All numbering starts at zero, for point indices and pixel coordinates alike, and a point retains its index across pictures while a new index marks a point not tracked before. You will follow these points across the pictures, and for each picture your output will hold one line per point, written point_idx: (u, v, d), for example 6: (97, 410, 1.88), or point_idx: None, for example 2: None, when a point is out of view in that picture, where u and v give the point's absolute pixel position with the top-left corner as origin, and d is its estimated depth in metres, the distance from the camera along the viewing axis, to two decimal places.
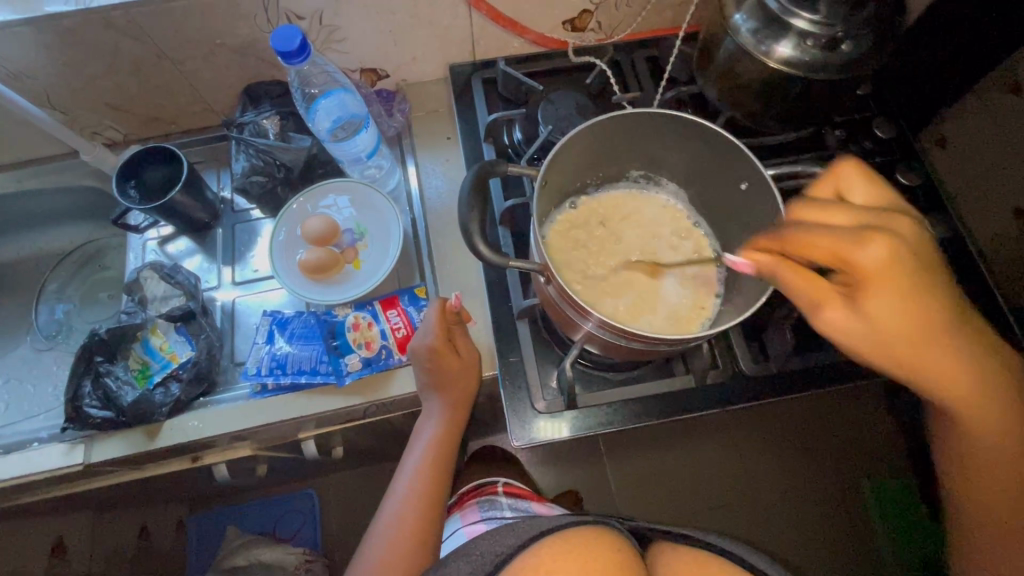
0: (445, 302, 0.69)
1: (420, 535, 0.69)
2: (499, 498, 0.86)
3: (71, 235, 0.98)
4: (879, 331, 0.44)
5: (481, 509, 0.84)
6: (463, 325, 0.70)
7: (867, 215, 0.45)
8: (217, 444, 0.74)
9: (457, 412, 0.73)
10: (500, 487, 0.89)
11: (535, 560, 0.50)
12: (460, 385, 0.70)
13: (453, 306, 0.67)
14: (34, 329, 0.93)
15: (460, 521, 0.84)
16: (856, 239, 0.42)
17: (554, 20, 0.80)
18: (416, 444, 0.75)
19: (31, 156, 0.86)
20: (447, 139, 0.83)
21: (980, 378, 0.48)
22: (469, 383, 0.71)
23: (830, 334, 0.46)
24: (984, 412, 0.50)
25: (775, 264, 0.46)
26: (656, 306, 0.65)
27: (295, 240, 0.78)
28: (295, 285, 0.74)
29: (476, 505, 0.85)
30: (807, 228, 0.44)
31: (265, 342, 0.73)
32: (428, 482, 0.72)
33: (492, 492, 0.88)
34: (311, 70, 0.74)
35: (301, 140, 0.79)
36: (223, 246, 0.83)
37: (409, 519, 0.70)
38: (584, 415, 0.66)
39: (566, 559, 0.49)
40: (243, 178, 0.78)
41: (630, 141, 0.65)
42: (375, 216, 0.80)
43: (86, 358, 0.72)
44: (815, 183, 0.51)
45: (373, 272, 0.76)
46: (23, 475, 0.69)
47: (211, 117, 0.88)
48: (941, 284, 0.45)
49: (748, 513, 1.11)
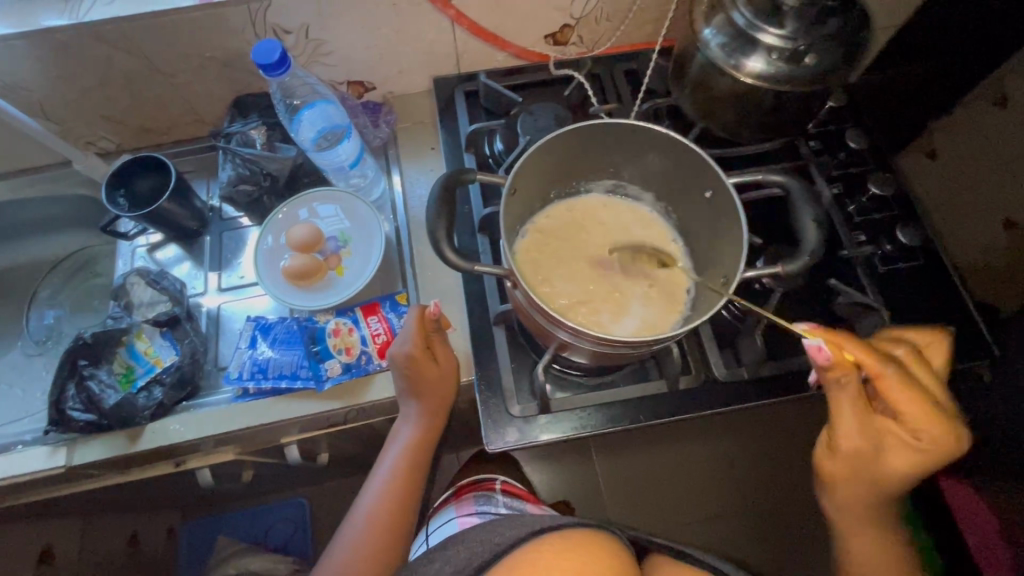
0: (424, 310, 0.69)
1: (388, 543, 0.71)
2: (496, 495, 0.87)
3: (64, 244, 1.00)
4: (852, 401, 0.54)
5: (476, 503, 0.85)
6: (441, 332, 0.70)
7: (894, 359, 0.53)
8: (200, 447, 0.75)
9: (435, 418, 0.73)
10: (497, 485, 0.89)
11: (532, 556, 0.53)
12: (438, 394, 0.71)
13: (432, 314, 0.68)
14: (25, 335, 0.95)
15: (454, 512, 0.86)
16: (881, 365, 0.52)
17: (536, 34, 0.83)
18: (393, 445, 0.75)
19: (26, 166, 0.88)
20: (432, 149, 0.86)
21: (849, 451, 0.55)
22: (447, 391, 0.72)
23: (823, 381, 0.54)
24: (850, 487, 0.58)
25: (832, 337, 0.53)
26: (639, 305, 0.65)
27: (280, 248, 0.79)
28: (278, 292, 0.76)
29: (473, 499, 0.87)
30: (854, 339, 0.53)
31: (248, 348, 0.74)
32: (399, 489, 0.73)
33: (489, 488, 0.89)
34: (293, 82, 0.76)
35: (287, 149, 0.81)
36: (210, 253, 0.85)
37: (377, 526, 0.71)
38: (559, 420, 0.66)
39: (561, 558, 0.52)
40: (231, 187, 0.80)
41: (599, 155, 0.67)
42: (359, 224, 0.81)
43: (70, 362, 0.72)
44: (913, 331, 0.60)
45: (354, 280, 0.78)
46: (7, 478, 0.69)
47: (201, 128, 0.90)
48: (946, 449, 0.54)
49: (731, 521, 1.14)
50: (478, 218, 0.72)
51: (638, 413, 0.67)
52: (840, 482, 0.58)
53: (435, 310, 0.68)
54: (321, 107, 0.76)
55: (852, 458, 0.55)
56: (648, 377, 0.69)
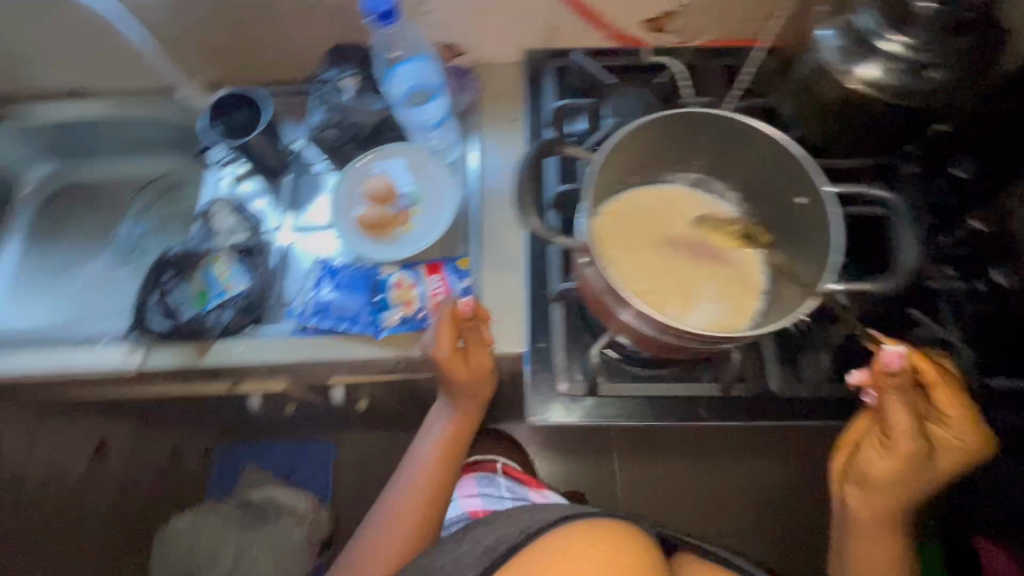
0: (456, 308, 0.67)
1: (419, 519, 0.78)
2: (496, 477, 1.01)
3: (155, 166, 1.07)
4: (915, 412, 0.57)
5: (479, 485, 0.98)
6: (479, 324, 0.68)
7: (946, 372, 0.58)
8: (256, 373, 0.80)
9: (468, 405, 0.78)
10: (498, 468, 1.03)
11: (558, 547, 0.68)
12: (472, 385, 0.74)
13: (465, 312, 0.66)
14: (113, 244, 1.03)
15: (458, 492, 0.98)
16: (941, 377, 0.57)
17: (634, 18, 0.81)
18: (429, 431, 0.81)
19: (136, 87, 0.95)
20: (512, 121, 0.86)
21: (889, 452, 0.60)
22: (482, 381, 0.74)
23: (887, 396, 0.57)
24: (887, 486, 0.61)
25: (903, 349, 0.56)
26: (707, 302, 0.64)
27: (355, 196, 0.82)
28: (348, 238, 0.79)
29: (476, 477, 1.01)
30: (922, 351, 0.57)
31: (314, 289, 0.78)
32: (433, 472, 0.80)
33: (492, 469, 1.03)
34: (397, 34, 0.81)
35: (375, 102, 0.83)
36: (288, 193, 0.89)
37: (411, 500, 0.78)
38: (602, 404, 0.68)
39: (578, 556, 0.67)
40: (318, 130, 0.83)
41: (689, 140, 0.66)
42: (433, 184, 0.83)
43: (157, 274, 0.79)
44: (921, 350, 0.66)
45: (422, 237, 0.80)
46: (88, 370, 0.76)
47: (295, 72, 0.93)
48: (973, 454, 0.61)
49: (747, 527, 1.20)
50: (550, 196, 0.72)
51: (676, 411, 0.67)
52: (883, 484, 0.61)
53: (468, 308, 0.66)
54: (413, 66, 0.78)
55: (909, 461, 0.58)
56: (697, 379, 0.68)
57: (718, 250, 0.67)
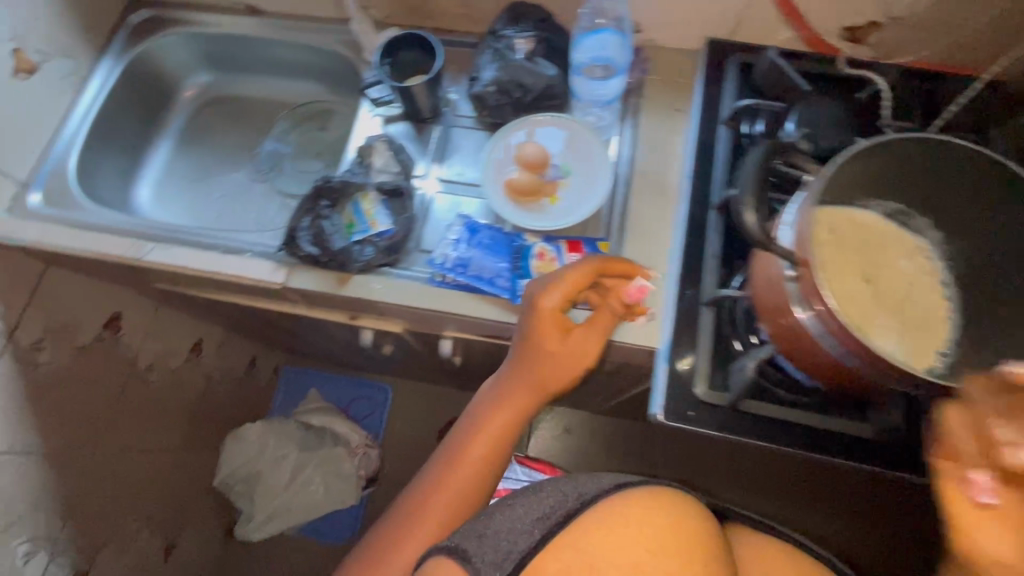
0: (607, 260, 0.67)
1: (472, 487, 0.66)
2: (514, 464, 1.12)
3: (301, 92, 1.09)
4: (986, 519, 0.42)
5: None
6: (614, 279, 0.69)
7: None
8: (381, 311, 0.82)
9: (523, 389, 0.68)
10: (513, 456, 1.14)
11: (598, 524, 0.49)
12: (543, 365, 0.67)
13: (635, 289, 0.68)
14: (254, 159, 1.07)
15: None
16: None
17: (837, 24, 0.76)
18: (493, 384, 0.71)
19: (308, 13, 0.97)
20: (675, 111, 0.83)
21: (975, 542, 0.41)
22: (570, 362, 0.67)
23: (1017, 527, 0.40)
24: None
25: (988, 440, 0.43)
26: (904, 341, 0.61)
27: (507, 158, 0.82)
28: (496, 201, 0.80)
29: None
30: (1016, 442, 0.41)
31: (454, 241, 0.79)
32: (488, 442, 0.67)
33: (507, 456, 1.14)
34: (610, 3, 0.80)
35: (546, 67, 0.81)
36: (434, 143, 0.88)
37: (460, 471, 0.66)
38: (738, 419, 0.65)
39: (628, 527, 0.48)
40: (484, 87, 0.81)
41: (904, 166, 0.61)
42: (585, 160, 0.81)
43: (315, 199, 0.81)
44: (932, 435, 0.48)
45: (567, 213, 0.79)
46: (235, 276, 0.80)
47: (461, 24, 0.92)
48: None
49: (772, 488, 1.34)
50: (718, 196, 0.70)
51: (800, 436, 0.65)
52: None
53: (633, 290, 0.68)
54: (602, 39, 0.80)
55: None
56: (827, 414, 0.66)
57: (908, 292, 0.63)
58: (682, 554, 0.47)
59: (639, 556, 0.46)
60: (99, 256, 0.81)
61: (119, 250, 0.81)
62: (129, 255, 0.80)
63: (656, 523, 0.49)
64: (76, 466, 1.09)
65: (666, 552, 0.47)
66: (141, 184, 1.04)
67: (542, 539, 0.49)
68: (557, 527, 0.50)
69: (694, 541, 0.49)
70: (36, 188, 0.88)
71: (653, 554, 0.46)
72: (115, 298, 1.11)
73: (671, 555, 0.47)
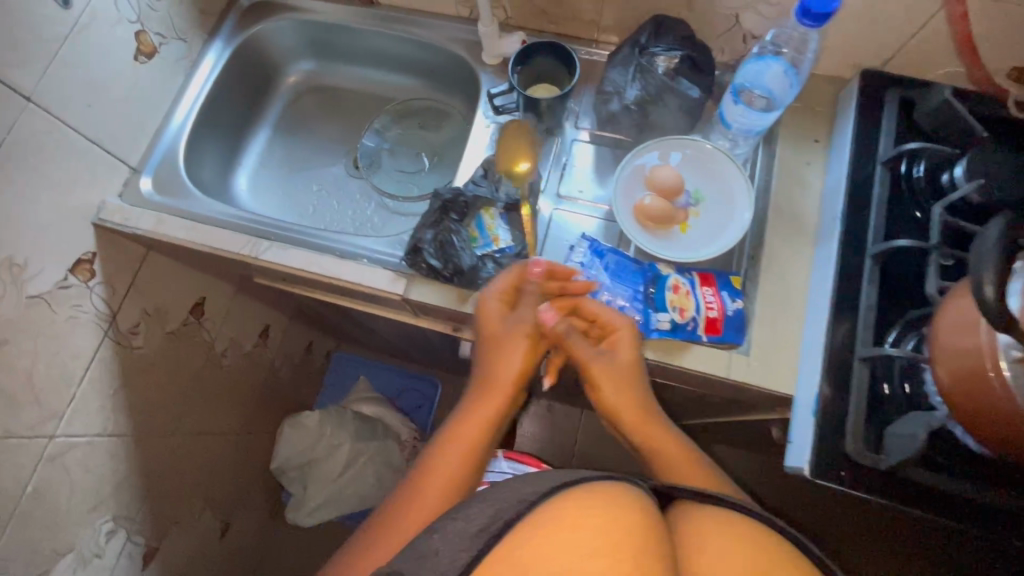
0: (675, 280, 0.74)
1: (460, 480, 0.66)
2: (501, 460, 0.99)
3: (402, 86, 1.07)
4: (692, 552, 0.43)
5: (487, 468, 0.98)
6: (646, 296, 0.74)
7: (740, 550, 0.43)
8: (493, 328, 0.80)
9: (489, 396, 0.74)
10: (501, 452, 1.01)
11: (542, 533, 0.38)
12: (493, 359, 0.76)
13: (678, 285, 0.73)
14: (350, 154, 1.05)
15: None
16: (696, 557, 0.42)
17: (1011, 61, 0.72)
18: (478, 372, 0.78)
19: (425, 6, 0.94)
20: (816, 142, 0.80)
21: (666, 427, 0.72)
22: (511, 357, 0.75)
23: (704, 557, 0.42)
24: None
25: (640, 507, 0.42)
26: None
27: (636, 181, 0.79)
28: (623, 221, 0.76)
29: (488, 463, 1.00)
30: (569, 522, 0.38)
31: (580, 263, 0.77)
32: (473, 428, 0.72)
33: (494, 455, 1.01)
34: (795, 32, 0.69)
35: (689, 88, 0.76)
36: (552, 158, 0.85)
37: (449, 455, 0.68)
38: (895, 485, 0.60)
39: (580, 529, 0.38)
40: (628, 103, 0.78)
41: None
42: (720, 188, 0.77)
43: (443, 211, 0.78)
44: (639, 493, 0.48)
45: (700, 244, 0.76)
46: (352, 281, 0.78)
47: (588, 30, 0.87)
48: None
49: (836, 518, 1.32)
50: (877, 246, 0.65)
51: (955, 505, 0.60)
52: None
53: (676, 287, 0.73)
54: (767, 64, 0.69)
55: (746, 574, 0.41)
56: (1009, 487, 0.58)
57: None
58: (624, 556, 0.37)
59: (571, 562, 0.36)
60: (216, 250, 0.81)
61: (235, 246, 0.80)
62: (246, 252, 0.80)
63: (606, 525, 0.38)
64: (156, 448, 1.09)
65: (603, 553, 0.36)
66: (240, 173, 1.02)
67: (469, 566, 0.37)
68: (487, 543, 0.38)
69: (641, 537, 0.39)
70: (147, 174, 0.87)
71: (586, 558, 0.36)
72: (204, 282, 1.09)
73: (608, 555, 0.36)
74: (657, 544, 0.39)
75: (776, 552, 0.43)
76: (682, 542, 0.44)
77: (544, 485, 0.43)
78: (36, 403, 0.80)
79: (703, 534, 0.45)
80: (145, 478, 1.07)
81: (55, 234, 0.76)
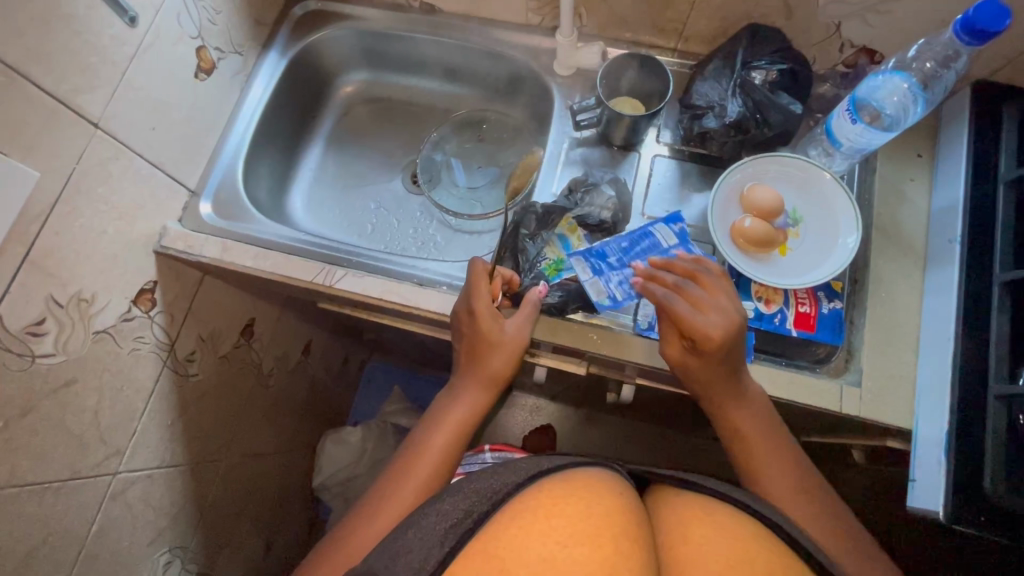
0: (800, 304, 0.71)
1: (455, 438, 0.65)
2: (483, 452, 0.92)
3: (458, 97, 1.02)
4: (678, 540, 0.41)
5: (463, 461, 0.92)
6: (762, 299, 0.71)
7: (721, 536, 0.41)
8: (579, 355, 0.76)
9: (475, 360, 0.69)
10: (486, 447, 0.93)
11: (522, 510, 0.39)
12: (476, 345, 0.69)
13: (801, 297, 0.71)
14: (408, 167, 1.01)
15: None
16: (684, 548, 0.40)
17: None
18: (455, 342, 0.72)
19: (489, 14, 0.89)
20: (919, 156, 0.76)
21: (788, 447, 0.61)
22: (498, 342, 0.68)
23: (691, 550, 0.39)
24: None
25: (611, 490, 0.42)
26: None
27: (731, 199, 0.74)
28: (717, 237, 0.71)
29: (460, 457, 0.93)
30: (543, 502, 0.39)
31: (616, 264, 0.70)
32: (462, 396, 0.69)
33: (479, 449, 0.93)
34: (937, 48, 0.66)
35: (789, 103, 0.73)
36: (635, 175, 0.81)
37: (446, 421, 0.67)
38: None
39: (554, 509, 0.39)
40: (721, 120, 0.74)
41: None
42: (821, 207, 0.73)
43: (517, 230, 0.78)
44: (659, 503, 0.47)
45: (804, 267, 0.71)
46: (435, 311, 0.74)
47: (668, 38, 0.83)
48: (734, 556, 0.38)
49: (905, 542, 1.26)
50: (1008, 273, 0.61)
51: None
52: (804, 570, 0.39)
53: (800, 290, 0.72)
54: (888, 80, 0.67)
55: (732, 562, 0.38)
56: None
57: None
58: (603, 544, 0.36)
59: (547, 550, 0.36)
60: (289, 279, 0.77)
61: (309, 274, 0.76)
62: (320, 281, 0.76)
63: (581, 513, 0.38)
64: (212, 476, 1.00)
65: (580, 541, 0.36)
66: (295, 191, 0.98)
67: (440, 564, 0.37)
68: (463, 537, 0.39)
69: (620, 524, 0.38)
70: (207, 198, 0.83)
71: (564, 546, 0.36)
72: (258, 306, 1.02)
73: (588, 543, 0.36)
74: (638, 528, 0.39)
75: (750, 532, 0.41)
76: (665, 529, 0.42)
77: (515, 478, 0.44)
78: (102, 441, 0.74)
79: (695, 523, 0.42)
80: (200, 505, 0.97)
81: (121, 267, 0.72)
